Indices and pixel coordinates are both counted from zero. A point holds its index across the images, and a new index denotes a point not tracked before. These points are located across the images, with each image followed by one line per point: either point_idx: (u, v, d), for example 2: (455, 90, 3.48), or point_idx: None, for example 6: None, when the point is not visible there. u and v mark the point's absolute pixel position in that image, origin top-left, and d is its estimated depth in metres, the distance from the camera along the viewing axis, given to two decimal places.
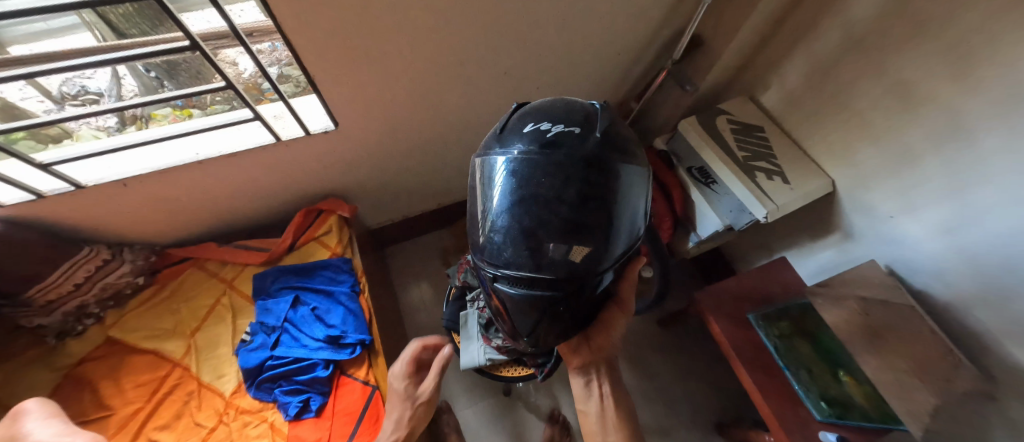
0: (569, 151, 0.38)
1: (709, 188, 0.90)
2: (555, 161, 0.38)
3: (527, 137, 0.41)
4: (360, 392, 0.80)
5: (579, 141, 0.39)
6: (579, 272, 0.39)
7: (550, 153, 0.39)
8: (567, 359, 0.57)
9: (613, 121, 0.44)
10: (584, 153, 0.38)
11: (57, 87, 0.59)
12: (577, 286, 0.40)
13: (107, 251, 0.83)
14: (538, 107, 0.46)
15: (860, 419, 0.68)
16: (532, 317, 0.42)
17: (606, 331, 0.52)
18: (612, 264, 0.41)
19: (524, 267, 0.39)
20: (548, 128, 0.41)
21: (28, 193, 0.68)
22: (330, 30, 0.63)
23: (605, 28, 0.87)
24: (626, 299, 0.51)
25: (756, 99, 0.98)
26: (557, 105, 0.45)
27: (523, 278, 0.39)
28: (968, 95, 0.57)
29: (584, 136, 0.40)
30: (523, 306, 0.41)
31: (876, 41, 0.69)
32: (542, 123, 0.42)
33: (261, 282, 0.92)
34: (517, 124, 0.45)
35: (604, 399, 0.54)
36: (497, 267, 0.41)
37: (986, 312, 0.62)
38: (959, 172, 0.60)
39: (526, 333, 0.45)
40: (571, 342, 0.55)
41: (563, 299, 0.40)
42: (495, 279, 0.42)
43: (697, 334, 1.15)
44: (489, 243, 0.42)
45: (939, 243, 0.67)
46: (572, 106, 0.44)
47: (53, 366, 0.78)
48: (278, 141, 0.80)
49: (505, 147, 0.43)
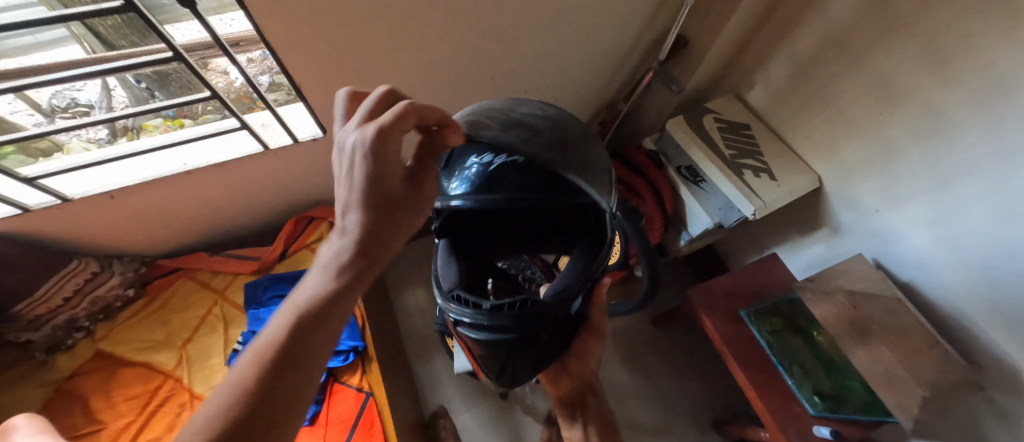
0: (513, 176, 0.46)
1: (699, 187, 0.91)
2: (505, 189, 0.46)
3: (475, 173, 0.47)
4: (354, 399, 0.79)
5: (518, 167, 0.46)
6: (541, 302, 0.46)
7: (497, 182, 0.46)
8: (551, 390, 0.63)
9: (552, 122, 0.51)
10: (525, 177, 0.46)
11: (47, 100, 0.58)
12: (543, 319, 0.46)
13: (96, 264, 0.85)
14: (478, 117, 0.51)
15: (852, 413, 0.69)
16: (500, 356, 0.48)
17: (579, 359, 0.58)
18: (581, 290, 0.48)
19: (483, 305, 0.47)
20: (491, 159, 0.47)
21: (14, 208, 0.67)
22: (316, 39, 0.64)
23: (591, 30, 0.88)
24: (598, 326, 0.55)
25: (741, 97, 0.99)
26: (498, 115, 0.51)
27: (483, 319, 0.45)
28: (946, 91, 0.58)
29: (524, 163, 0.47)
30: (490, 343, 0.47)
31: (855, 39, 0.70)
32: (484, 157, 0.48)
33: (252, 291, 0.90)
34: (465, 152, 0.49)
35: (588, 424, 0.60)
36: (456, 313, 0.47)
37: (970, 302, 0.63)
38: (940, 164, 0.61)
39: (498, 370, 0.52)
40: (551, 371, 0.61)
41: (530, 335, 0.46)
42: (459, 325, 0.49)
43: (691, 332, 1.16)
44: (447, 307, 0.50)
45: (923, 236, 0.68)
46: (511, 116, 0.50)
47: (42, 382, 0.76)
48: (266, 150, 0.80)
49: (455, 181, 0.48)
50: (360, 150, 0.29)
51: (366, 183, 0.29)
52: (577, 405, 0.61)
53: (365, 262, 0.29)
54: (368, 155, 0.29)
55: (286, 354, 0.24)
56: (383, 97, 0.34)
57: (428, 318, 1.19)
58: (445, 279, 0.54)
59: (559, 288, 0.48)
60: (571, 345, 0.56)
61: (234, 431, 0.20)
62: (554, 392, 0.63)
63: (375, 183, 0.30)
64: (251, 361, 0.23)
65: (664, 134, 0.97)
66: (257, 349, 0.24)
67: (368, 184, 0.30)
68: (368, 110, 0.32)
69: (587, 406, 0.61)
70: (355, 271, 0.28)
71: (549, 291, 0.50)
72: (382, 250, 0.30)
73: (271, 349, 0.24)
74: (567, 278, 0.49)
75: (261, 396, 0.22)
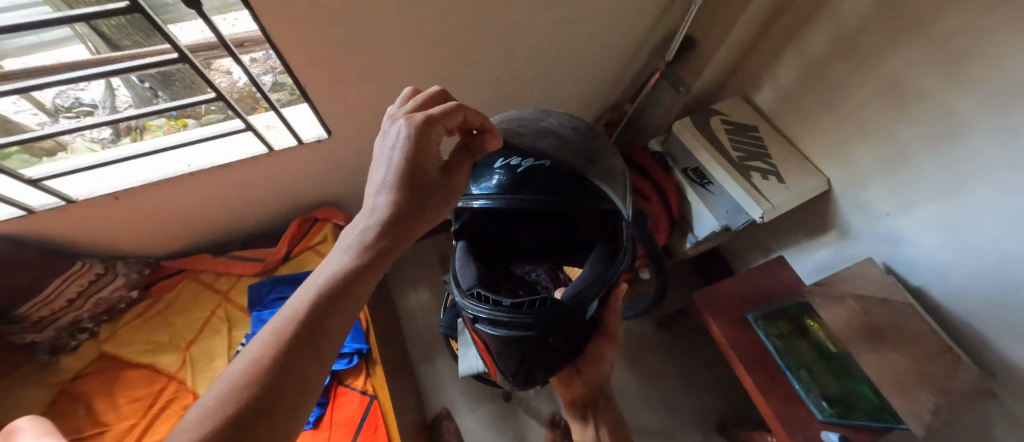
0: (540, 180, 0.48)
1: (705, 189, 0.90)
2: (532, 190, 0.48)
3: (502, 172, 0.50)
4: (358, 403, 0.79)
5: (545, 172, 0.49)
6: (562, 303, 0.46)
7: (525, 182, 0.48)
8: (561, 393, 0.64)
9: (578, 132, 0.55)
10: (552, 181, 0.49)
11: (51, 100, 0.58)
12: (562, 319, 0.46)
13: (100, 265, 0.83)
14: (509, 128, 0.55)
15: (861, 419, 0.67)
16: (516, 353, 0.47)
17: (592, 363, 0.59)
18: (599, 293, 0.48)
19: (503, 302, 0.47)
20: (519, 162, 0.50)
21: (18, 209, 0.67)
22: (321, 39, 0.63)
23: (598, 30, 0.87)
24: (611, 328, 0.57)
25: (748, 99, 0.99)
26: (529, 125, 0.55)
27: (506, 314, 0.45)
28: (959, 93, 0.57)
29: (551, 167, 0.49)
30: (508, 341, 0.46)
31: (866, 40, 0.69)
32: (511, 159, 0.50)
33: (256, 293, 0.90)
34: (491, 157, 0.52)
35: (600, 425, 0.60)
36: (475, 309, 0.47)
37: (984, 307, 0.62)
38: (952, 167, 0.60)
39: (512, 370, 0.51)
40: (564, 374, 0.62)
41: (549, 334, 0.46)
42: (477, 321, 0.48)
43: (696, 334, 1.15)
44: (466, 303, 0.49)
45: (935, 240, 0.67)
46: (540, 127, 0.54)
47: (47, 383, 0.76)
48: (271, 151, 0.79)
49: (480, 182, 0.50)
50: (407, 131, 0.35)
51: (402, 167, 0.35)
52: (588, 406, 0.61)
53: (385, 243, 0.33)
54: (415, 144, 0.35)
55: (311, 319, 0.27)
56: (437, 96, 0.40)
57: (432, 320, 1.19)
58: (462, 278, 0.54)
59: (577, 290, 0.49)
60: (586, 347, 0.57)
61: (258, 393, 0.23)
62: (564, 394, 0.63)
63: (413, 171, 0.35)
64: (271, 333, 0.26)
65: (670, 135, 0.97)
66: (276, 322, 0.27)
67: (406, 171, 0.35)
68: (420, 105, 0.39)
69: (598, 407, 0.61)
70: (373, 260, 0.32)
71: (566, 293, 0.50)
72: (403, 235, 0.34)
73: (292, 323, 0.27)
74: (584, 281, 0.50)
75: (287, 352, 0.25)
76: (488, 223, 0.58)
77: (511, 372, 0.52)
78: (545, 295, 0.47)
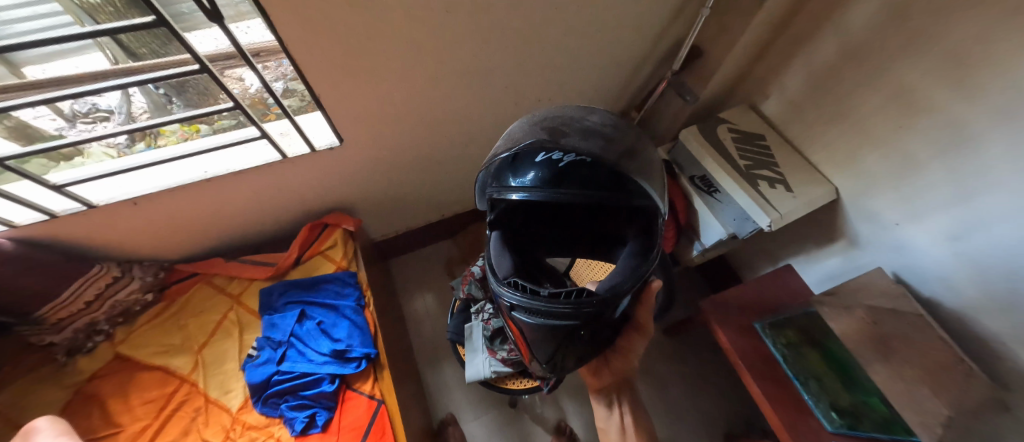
0: (579, 176, 0.53)
1: (712, 197, 0.90)
2: (573, 184, 0.53)
3: (540, 165, 0.54)
4: (366, 407, 0.79)
5: (584, 169, 0.53)
6: (597, 295, 0.50)
7: (567, 177, 0.53)
8: (589, 382, 0.67)
9: (620, 132, 0.56)
10: (590, 178, 0.53)
11: (69, 106, 0.60)
12: (597, 310, 0.49)
13: (117, 269, 0.85)
14: (549, 118, 0.57)
15: (872, 430, 0.66)
16: (552, 342, 0.52)
17: (625, 355, 0.63)
18: (633, 287, 0.52)
19: (540, 292, 0.51)
20: (560, 157, 0.54)
21: (42, 214, 0.69)
22: (333, 50, 0.65)
23: (605, 39, 0.89)
24: (644, 323, 0.61)
25: (756, 107, 0.99)
26: (572, 124, 0.55)
27: (544, 306, 0.49)
28: (969, 101, 0.57)
29: (591, 164, 0.53)
30: (544, 330, 0.51)
31: (872, 50, 0.70)
32: (553, 154, 0.54)
33: (267, 298, 0.92)
34: (529, 152, 0.56)
35: (624, 411, 0.65)
36: (511, 297, 0.52)
37: (998, 320, 0.61)
38: (965, 178, 0.60)
39: (547, 358, 0.54)
40: (592, 365, 0.66)
41: (585, 323, 0.50)
42: (513, 309, 0.53)
43: (704, 342, 1.14)
44: (503, 294, 0.54)
45: (944, 250, 0.67)
46: (585, 126, 0.54)
47: (63, 384, 0.78)
48: (284, 159, 0.81)
49: (519, 176, 0.55)
50: None
51: None
52: (613, 394, 0.66)
53: None
54: None
55: None
56: None
57: (438, 325, 1.20)
58: (499, 267, 0.59)
59: (612, 284, 0.52)
60: (616, 340, 0.61)
61: None
62: (592, 383, 0.67)
63: None
64: None
65: (677, 143, 0.97)
66: None
67: None
68: None
69: (621, 395, 0.66)
70: None
71: (605, 285, 0.53)
72: None
73: None
74: (618, 276, 0.53)
75: None
76: (518, 217, 0.66)
77: (545, 360, 0.55)
78: (582, 288, 0.51)
